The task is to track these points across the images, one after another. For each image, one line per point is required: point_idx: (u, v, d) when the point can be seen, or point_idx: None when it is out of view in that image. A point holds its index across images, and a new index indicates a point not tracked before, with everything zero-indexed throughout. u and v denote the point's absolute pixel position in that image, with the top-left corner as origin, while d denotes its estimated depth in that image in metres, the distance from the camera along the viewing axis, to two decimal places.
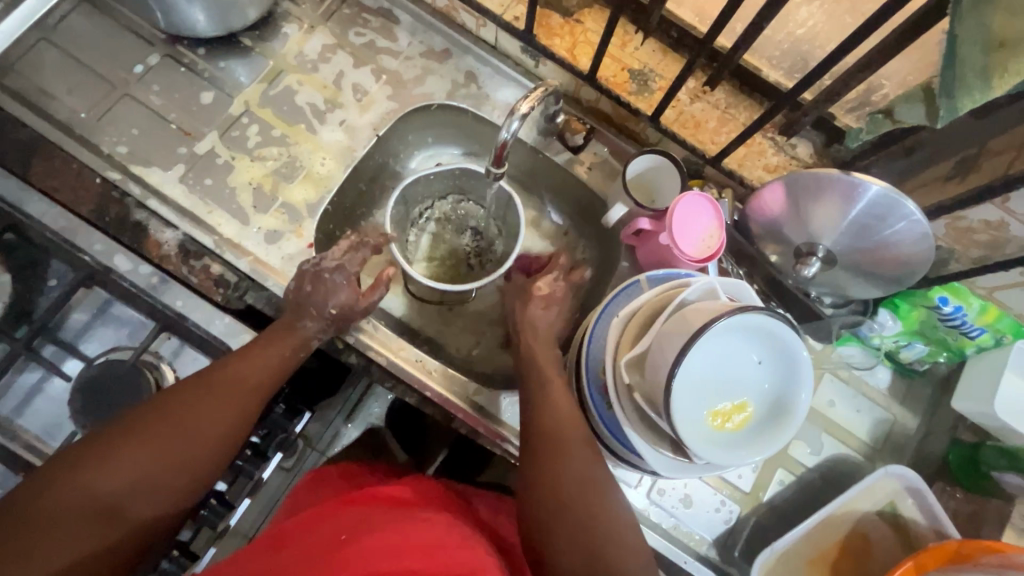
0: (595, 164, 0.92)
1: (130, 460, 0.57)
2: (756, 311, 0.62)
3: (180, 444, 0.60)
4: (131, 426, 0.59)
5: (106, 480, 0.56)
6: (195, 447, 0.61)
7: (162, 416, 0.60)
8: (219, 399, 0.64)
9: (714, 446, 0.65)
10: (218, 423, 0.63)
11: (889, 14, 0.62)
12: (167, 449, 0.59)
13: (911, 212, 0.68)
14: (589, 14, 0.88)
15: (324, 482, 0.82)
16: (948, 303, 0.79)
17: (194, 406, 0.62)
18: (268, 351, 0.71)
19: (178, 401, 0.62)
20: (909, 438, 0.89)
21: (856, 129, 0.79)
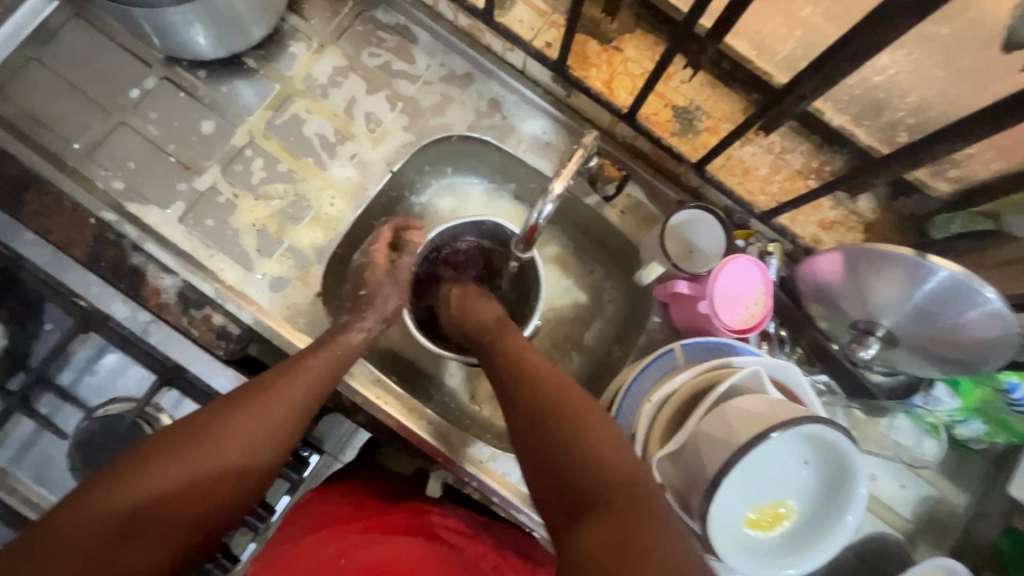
0: (628, 208, 0.83)
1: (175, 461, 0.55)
2: (806, 422, 0.55)
3: (209, 462, 0.56)
4: (166, 440, 0.56)
5: (145, 483, 0.53)
6: (223, 465, 0.57)
7: (193, 431, 0.57)
8: (255, 414, 0.59)
9: (750, 554, 0.60)
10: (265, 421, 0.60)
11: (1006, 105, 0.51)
12: (196, 466, 0.56)
13: (990, 300, 0.59)
14: (630, 40, 0.78)
15: (328, 501, 0.75)
16: (1018, 389, 0.70)
17: (227, 421, 0.58)
18: (308, 368, 0.64)
19: (210, 417, 0.58)
20: (955, 518, 0.83)
21: (944, 218, 0.71)
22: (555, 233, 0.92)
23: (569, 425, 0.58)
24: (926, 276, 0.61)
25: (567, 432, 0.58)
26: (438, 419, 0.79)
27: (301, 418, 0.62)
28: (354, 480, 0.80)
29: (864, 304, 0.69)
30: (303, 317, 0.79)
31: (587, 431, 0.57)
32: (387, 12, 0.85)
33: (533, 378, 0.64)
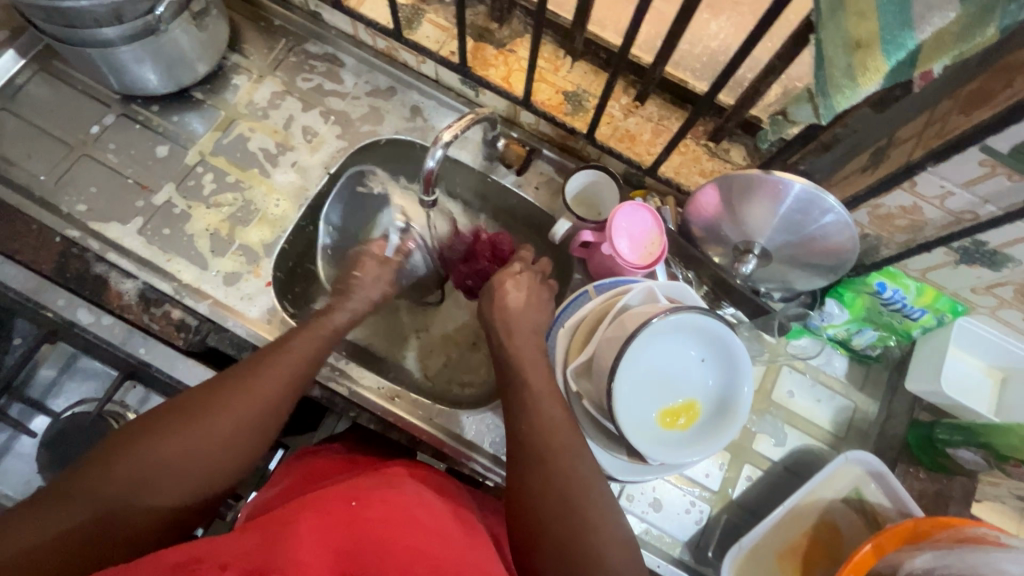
0: (542, 183, 0.95)
1: (149, 452, 0.57)
2: (688, 312, 0.65)
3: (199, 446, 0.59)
4: (154, 429, 0.59)
5: (121, 472, 0.56)
6: (215, 447, 0.60)
7: (181, 419, 0.59)
8: (245, 399, 0.62)
9: (664, 446, 0.67)
10: (233, 419, 0.61)
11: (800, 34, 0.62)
12: (185, 450, 0.58)
13: (832, 205, 0.70)
14: (521, 43, 0.93)
15: (316, 459, 0.79)
16: (886, 288, 0.80)
17: (210, 411, 0.61)
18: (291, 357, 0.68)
19: (201, 408, 0.61)
20: (871, 424, 0.90)
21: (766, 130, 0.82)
22: (485, 220, 1.02)
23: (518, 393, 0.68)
24: (781, 191, 0.73)
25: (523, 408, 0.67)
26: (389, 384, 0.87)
27: (281, 405, 0.65)
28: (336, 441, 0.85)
29: (742, 229, 0.81)
30: (257, 306, 0.86)
31: (533, 406, 0.66)
32: (316, 45, 0.99)
33: (566, 475, 0.62)
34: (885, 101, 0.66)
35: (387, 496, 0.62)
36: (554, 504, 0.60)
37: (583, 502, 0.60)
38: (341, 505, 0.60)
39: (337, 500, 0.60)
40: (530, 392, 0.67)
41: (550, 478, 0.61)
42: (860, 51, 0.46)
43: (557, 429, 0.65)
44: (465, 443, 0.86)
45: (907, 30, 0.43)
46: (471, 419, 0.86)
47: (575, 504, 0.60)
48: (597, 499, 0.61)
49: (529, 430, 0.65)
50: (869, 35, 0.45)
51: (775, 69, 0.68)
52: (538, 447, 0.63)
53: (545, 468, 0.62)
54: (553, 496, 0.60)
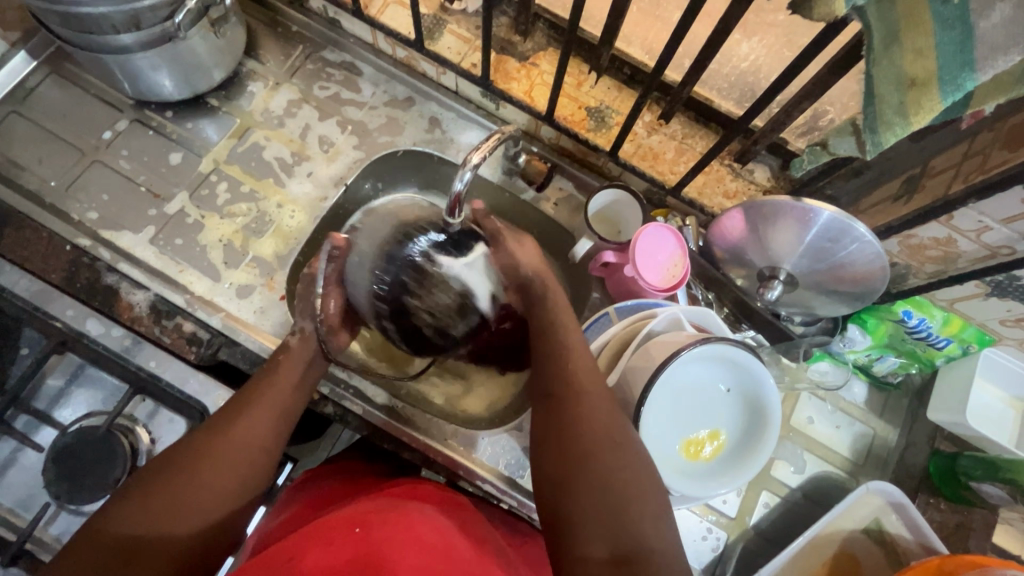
0: (561, 199, 0.93)
1: (162, 487, 0.57)
2: (717, 344, 0.63)
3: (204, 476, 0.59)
4: (155, 470, 0.59)
5: (137, 512, 0.55)
6: (229, 470, 0.61)
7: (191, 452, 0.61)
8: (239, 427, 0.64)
9: (688, 478, 0.65)
10: (240, 440, 0.63)
11: (842, 64, 0.61)
12: (198, 478, 0.59)
13: (862, 234, 0.69)
14: (543, 56, 0.91)
15: (321, 480, 0.78)
16: (912, 316, 0.79)
17: (217, 438, 0.62)
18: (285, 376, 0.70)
19: (200, 443, 0.61)
20: (890, 451, 0.89)
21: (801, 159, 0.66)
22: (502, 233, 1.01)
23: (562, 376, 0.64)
24: (810, 218, 0.71)
25: (567, 389, 0.63)
26: (403, 403, 0.86)
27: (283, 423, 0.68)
28: (345, 461, 0.83)
29: (767, 254, 0.79)
30: (271, 320, 0.85)
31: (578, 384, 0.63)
32: (334, 52, 0.97)
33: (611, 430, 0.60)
34: (923, 132, 0.65)
35: (391, 516, 0.60)
36: (594, 460, 0.57)
37: (633, 479, 0.56)
38: (345, 532, 0.58)
39: (341, 526, 0.58)
40: (576, 376, 0.64)
41: (589, 432, 0.59)
42: (915, 90, 0.45)
43: (602, 408, 0.61)
44: (479, 464, 0.84)
45: (968, 71, 0.42)
46: (485, 440, 0.85)
47: (623, 459, 0.57)
48: (651, 495, 0.56)
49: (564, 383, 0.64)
50: (925, 74, 0.44)
51: (810, 95, 0.66)
52: (576, 399, 0.62)
53: (581, 424, 0.60)
54: (594, 447, 0.58)
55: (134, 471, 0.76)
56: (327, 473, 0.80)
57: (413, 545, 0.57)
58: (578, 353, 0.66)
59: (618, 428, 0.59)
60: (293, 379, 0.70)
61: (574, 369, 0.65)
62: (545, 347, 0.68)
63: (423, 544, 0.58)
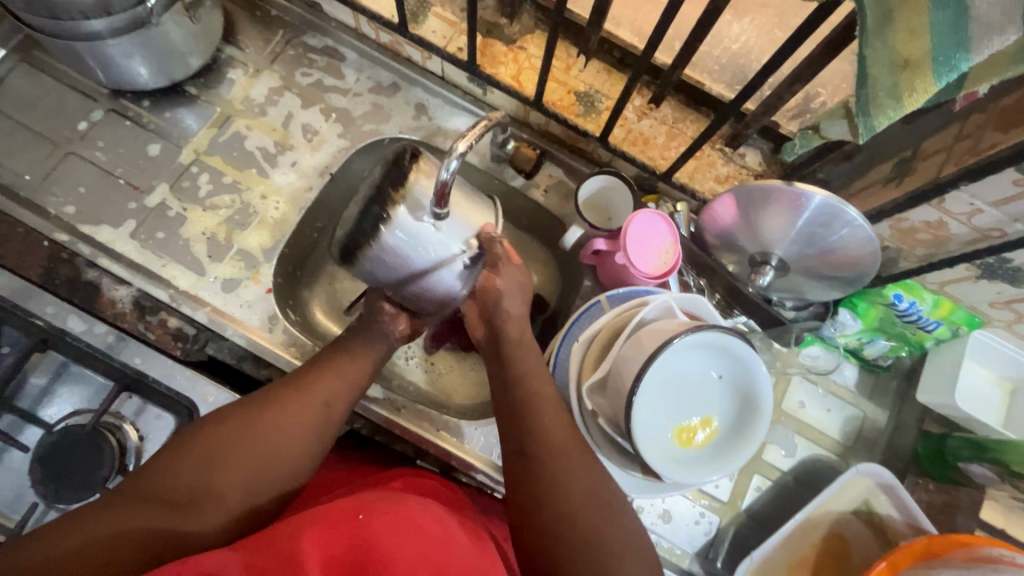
0: (551, 186, 0.92)
1: (216, 442, 0.60)
2: (710, 331, 0.63)
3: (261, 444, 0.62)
4: (214, 428, 0.62)
5: (190, 465, 0.58)
6: (280, 436, 0.63)
7: (248, 416, 0.63)
8: (300, 406, 0.66)
9: (682, 465, 0.65)
10: (294, 410, 0.65)
11: (837, 44, 0.59)
12: (251, 438, 0.62)
13: (854, 218, 0.68)
14: (531, 39, 0.89)
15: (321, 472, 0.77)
16: (903, 300, 0.79)
17: (274, 406, 0.65)
18: (343, 357, 0.72)
19: (258, 409, 0.64)
20: (879, 433, 0.90)
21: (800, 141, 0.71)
22: None
23: (520, 401, 0.67)
24: (801, 203, 0.70)
25: (521, 414, 0.66)
26: (394, 394, 0.85)
27: (339, 399, 0.69)
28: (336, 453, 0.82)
29: (759, 239, 0.78)
30: (257, 313, 0.84)
31: (537, 409, 0.66)
32: (316, 37, 0.94)
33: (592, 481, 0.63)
34: (915, 113, 0.64)
35: (393, 505, 0.56)
36: (578, 519, 0.59)
37: (590, 503, 0.61)
38: (346, 517, 0.54)
39: (342, 512, 0.54)
40: (532, 402, 0.66)
41: (569, 491, 0.61)
42: (908, 71, 0.44)
43: (557, 430, 0.64)
44: (471, 454, 0.84)
45: (962, 51, 0.41)
46: (478, 430, 0.84)
47: (600, 503, 0.61)
48: (610, 514, 0.61)
49: (541, 440, 0.64)
50: (920, 55, 0.43)
51: (801, 77, 0.65)
52: (553, 459, 0.63)
53: (565, 483, 0.61)
54: (580, 511, 0.60)
55: (122, 469, 0.75)
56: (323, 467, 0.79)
57: (415, 534, 0.54)
58: (532, 380, 0.68)
59: (571, 453, 0.63)
60: (352, 363, 0.72)
61: (546, 428, 0.64)
62: (516, 394, 0.67)
63: (424, 533, 0.55)
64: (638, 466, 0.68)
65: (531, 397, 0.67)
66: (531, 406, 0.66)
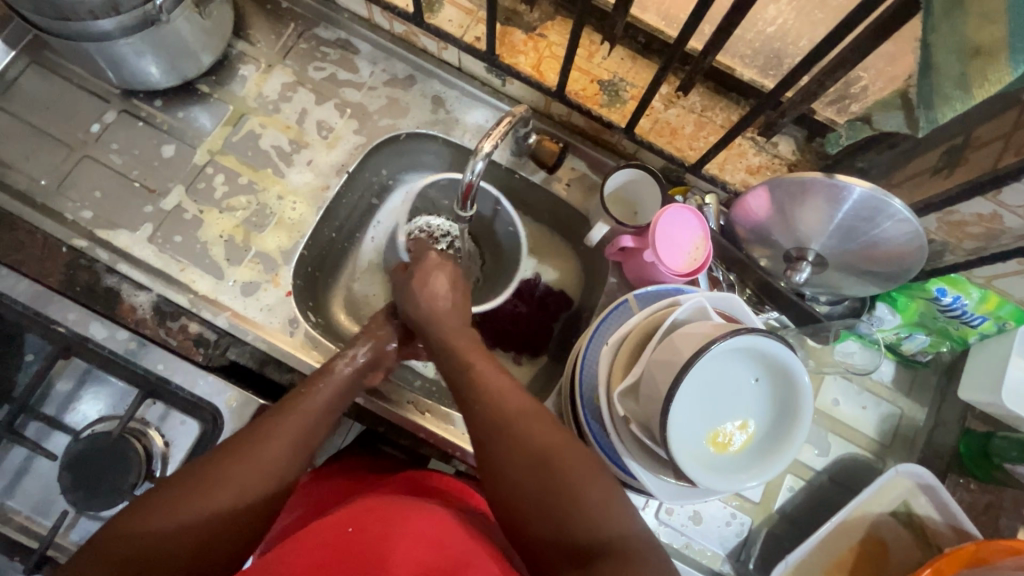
0: (573, 179, 0.89)
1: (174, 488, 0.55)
2: (748, 335, 0.60)
3: (236, 484, 0.57)
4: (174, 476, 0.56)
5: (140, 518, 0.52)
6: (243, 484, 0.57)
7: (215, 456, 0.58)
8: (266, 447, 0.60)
9: (718, 473, 0.63)
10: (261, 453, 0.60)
11: (892, 27, 0.55)
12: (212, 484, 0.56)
13: (898, 211, 0.65)
14: (551, 26, 0.85)
15: (326, 476, 0.76)
16: (947, 294, 0.75)
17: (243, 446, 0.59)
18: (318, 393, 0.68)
19: (226, 449, 0.59)
20: (917, 430, 0.87)
21: (836, 135, 0.76)
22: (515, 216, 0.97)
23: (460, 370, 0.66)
24: (842, 196, 0.66)
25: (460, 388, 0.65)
26: (417, 397, 0.84)
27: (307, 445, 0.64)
28: (357, 455, 0.82)
29: (794, 234, 0.75)
30: (277, 317, 0.82)
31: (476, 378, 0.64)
32: (328, 29, 0.91)
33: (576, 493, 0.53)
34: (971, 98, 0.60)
35: (387, 513, 0.55)
36: (529, 495, 0.54)
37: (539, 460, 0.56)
38: (337, 532, 0.54)
39: (334, 527, 0.54)
40: (468, 373, 0.65)
41: (516, 463, 0.57)
42: (980, 57, 0.46)
43: (499, 392, 0.62)
44: None
45: None
46: None
47: (551, 462, 0.56)
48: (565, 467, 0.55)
49: (484, 412, 0.61)
50: (992, 40, 0.45)
51: (848, 61, 0.61)
52: (498, 429, 0.59)
53: (501, 451, 0.58)
54: (523, 478, 0.55)
55: (150, 476, 0.75)
56: (331, 472, 0.77)
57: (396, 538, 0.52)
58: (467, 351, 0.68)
59: (511, 413, 0.60)
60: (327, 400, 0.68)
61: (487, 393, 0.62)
62: (456, 369, 0.67)
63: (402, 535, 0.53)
64: (670, 472, 0.66)
65: (479, 393, 0.63)
66: (470, 371, 0.65)
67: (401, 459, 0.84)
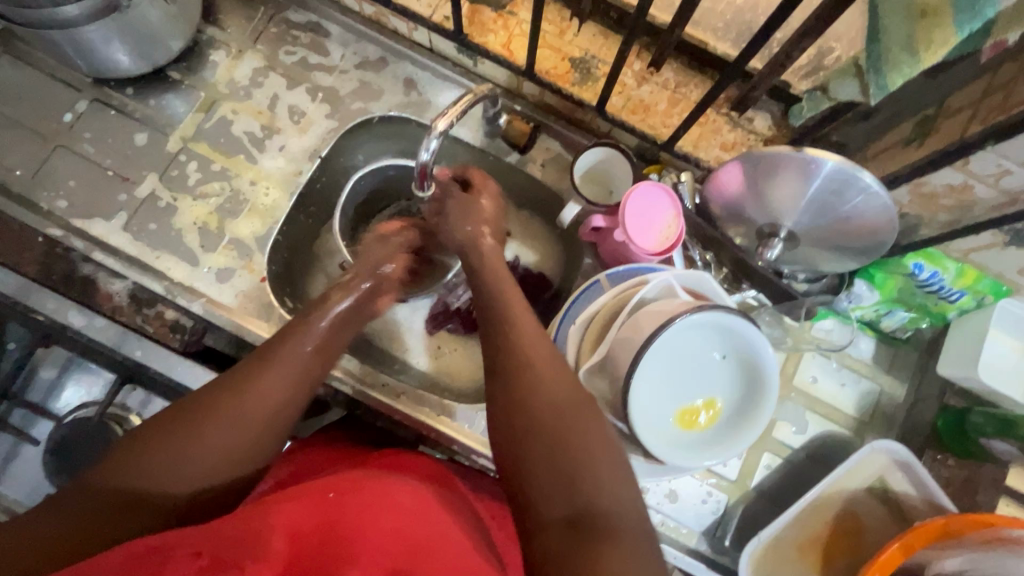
0: (548, 160, 0.88)
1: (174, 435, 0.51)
2: (711, 311, 0.60)
3: (248, 435, 0.54)
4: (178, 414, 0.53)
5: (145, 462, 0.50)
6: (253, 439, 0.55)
7: (222, 399, 0.54)
8: (280, 398, 0.57)
9: (684, 448, 0.63)
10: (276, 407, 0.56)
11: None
12: (222, 431, 0.53)
13: (868, 184, 0.63)
14: (521, 4, 0.84)
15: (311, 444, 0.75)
16: (923, 269, 0.73)
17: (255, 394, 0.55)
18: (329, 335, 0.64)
19: (234, 390, 0.55)
20: (898, 407, 0.86)
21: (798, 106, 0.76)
22: None
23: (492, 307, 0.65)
24: (812, 169, 0.65)
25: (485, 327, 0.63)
26: (392, 380, 0.84)
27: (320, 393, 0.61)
28: (339, 429, 0.82)
29: (767, 210, 0.74)
30: (252, 302, 0.83)
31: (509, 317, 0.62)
32: (299, 12, 0.90)
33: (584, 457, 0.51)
34: (938, 67, 0.59)
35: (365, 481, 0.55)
36: (544, 445, 0.52)
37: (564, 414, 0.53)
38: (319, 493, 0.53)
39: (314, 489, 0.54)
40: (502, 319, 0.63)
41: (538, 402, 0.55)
42: (925, 20, 0.52)
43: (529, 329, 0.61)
44: (471, 437, 0.83)
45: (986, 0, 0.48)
46: (481, 414, 0.83)
47: (574, 417, 0.54)
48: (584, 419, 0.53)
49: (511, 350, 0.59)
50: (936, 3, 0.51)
51: (813, 30, 0.60)
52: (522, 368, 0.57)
53: (521, 388, 0.56)
54: (543, 416, 0.53)
55: None
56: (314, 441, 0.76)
57: (378, 511, 0.52)
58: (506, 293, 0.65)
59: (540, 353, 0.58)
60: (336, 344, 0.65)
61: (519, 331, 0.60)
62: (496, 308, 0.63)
63: (388, 509, 0.53)
64: (638, 449, 0.66)
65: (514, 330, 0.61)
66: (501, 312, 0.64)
67: (379, 438, 0.83)
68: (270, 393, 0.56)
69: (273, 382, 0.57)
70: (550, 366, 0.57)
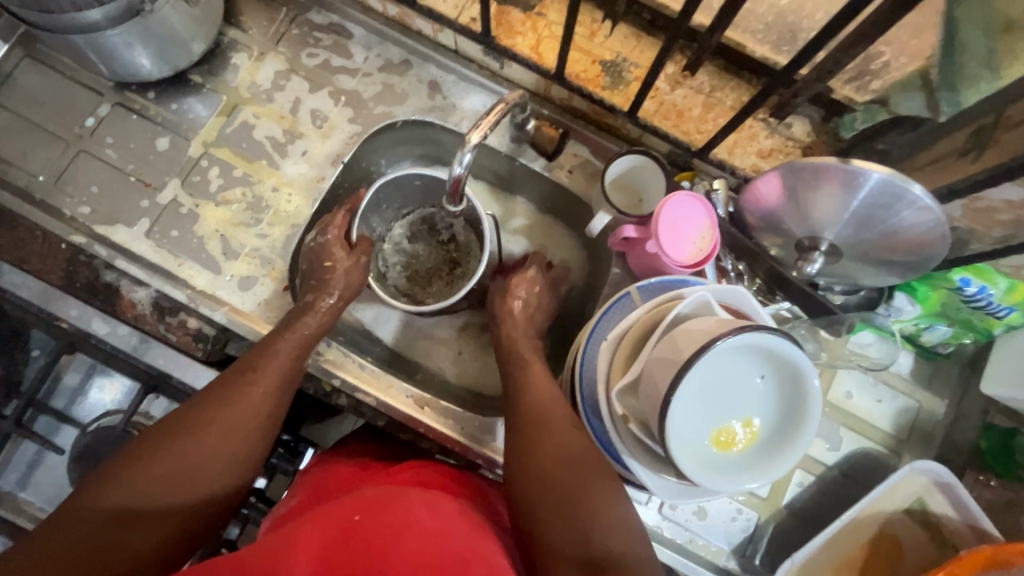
0: (576, 166, 0.86)
1: (189, 447, 0.58)
2: (752, 332, 0.57)
3: (212, 452, 0.59)
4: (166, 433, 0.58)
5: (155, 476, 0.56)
6: (216, 459, 0.59)
7: (199, 417, 0.60)
8: (227, 419, 0.61)
9: (720, 473, 0.61)
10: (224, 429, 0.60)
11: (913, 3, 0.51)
12: (208, 448, 0.59)
13: (919, 198, 0.60)
14: (551, 5, 0.81)
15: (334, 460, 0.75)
16: (971, 284, 0.70)
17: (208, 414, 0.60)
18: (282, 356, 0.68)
19: (200, 409, 0.61)
20: (936, 425, 0.84)
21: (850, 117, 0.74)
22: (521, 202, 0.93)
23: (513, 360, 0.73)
24: (857, 182, 0.62)
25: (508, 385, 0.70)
26: (416, 391, 0.83)
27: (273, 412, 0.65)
28: (363, 443, 0.81)
29: (807, 222, 0.71)
30: (275, 311, 0.82)
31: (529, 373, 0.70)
32: (321, 13, 0.88)
33: (589, 501, 0.57)
34: None
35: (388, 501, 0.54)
36: (556, 498, 0.58)
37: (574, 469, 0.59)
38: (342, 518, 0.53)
39: (340, 512, 0.53)
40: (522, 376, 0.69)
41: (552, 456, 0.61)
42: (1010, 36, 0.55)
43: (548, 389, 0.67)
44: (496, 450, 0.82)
45: None
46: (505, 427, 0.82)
47: (586, 473, 0.59)
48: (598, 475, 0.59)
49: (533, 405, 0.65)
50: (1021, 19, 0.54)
51: (866, 37, 0.57)
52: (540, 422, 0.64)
53: (537, 445, 0.62)
54: (556, 469, 0.59)
55: None
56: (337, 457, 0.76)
57: (403, 528, 0.51)
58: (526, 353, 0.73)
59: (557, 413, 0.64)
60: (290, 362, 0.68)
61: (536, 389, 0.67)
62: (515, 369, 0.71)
63: (411, 526, 0.52)
64: (671, 471, 0.64)
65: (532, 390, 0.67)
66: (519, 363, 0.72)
67: (402, 451, 0.82)
68: (233, 413, 0.61)
69: (236, 401, 0.62)
70: (563, 416, 0.63)
